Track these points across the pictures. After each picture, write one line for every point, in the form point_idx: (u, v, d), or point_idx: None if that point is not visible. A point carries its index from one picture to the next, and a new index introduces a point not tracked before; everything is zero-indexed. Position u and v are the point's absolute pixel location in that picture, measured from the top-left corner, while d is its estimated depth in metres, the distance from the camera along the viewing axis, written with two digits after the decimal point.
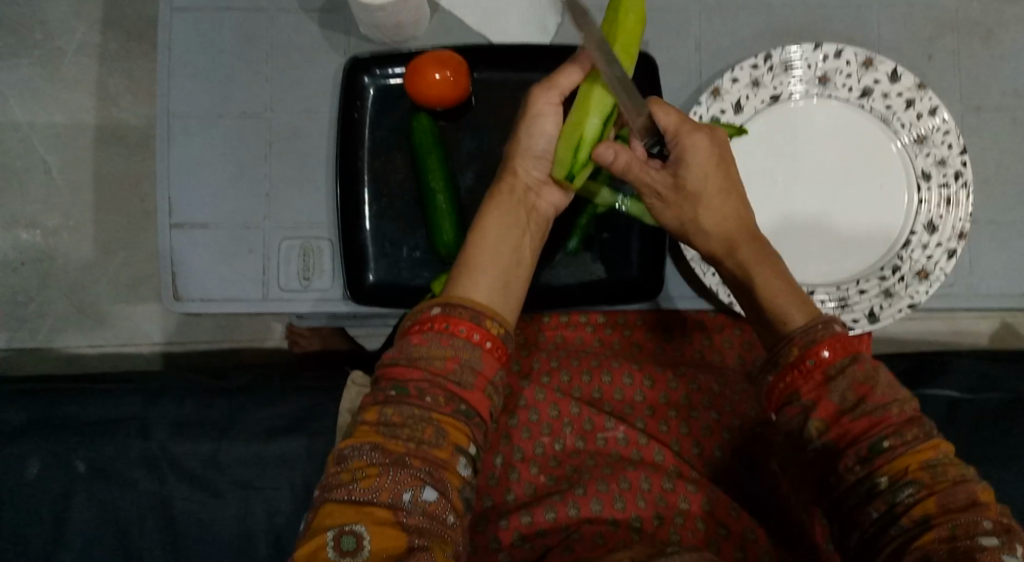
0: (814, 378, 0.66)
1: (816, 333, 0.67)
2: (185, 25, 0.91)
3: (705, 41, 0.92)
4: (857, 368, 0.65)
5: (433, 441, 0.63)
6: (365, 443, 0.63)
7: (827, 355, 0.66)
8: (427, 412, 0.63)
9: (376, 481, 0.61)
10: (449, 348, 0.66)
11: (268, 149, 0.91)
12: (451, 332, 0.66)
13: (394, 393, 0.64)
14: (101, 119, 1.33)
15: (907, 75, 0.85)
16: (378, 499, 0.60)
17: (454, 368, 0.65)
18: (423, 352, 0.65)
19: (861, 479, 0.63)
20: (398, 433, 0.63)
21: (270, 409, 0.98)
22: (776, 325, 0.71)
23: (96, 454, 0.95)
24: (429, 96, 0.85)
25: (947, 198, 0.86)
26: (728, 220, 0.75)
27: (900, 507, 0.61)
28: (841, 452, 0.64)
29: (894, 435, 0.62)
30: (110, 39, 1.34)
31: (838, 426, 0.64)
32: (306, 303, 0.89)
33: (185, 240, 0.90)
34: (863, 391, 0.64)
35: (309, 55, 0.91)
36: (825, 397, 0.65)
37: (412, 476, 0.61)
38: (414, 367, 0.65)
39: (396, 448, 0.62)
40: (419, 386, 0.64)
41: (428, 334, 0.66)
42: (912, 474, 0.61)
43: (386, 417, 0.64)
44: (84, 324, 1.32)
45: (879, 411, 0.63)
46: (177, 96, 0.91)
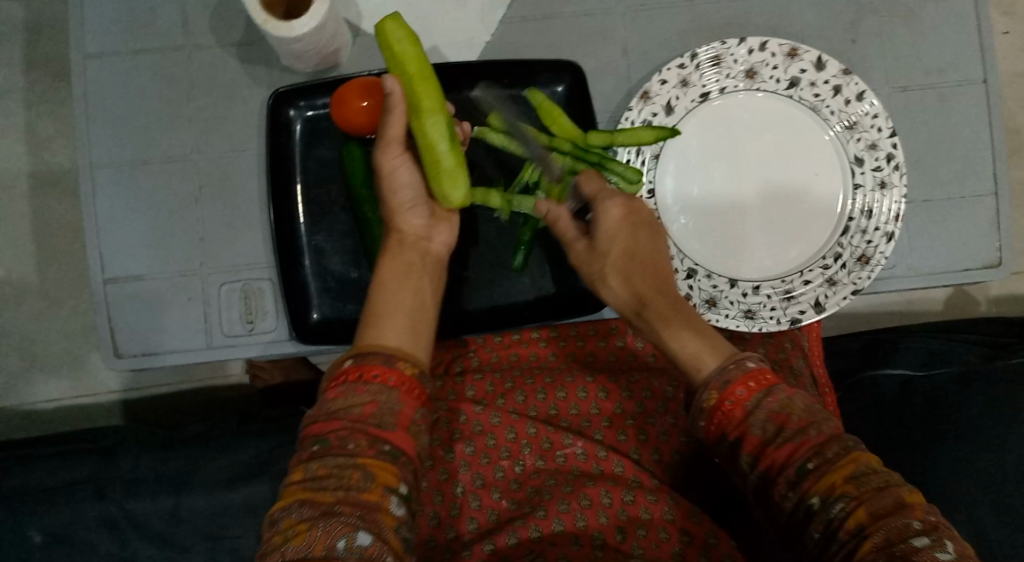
0: (735, 417, 0.67)
1: (730, 373, 0.68)
2: (100, 73, 0.88)
3: (632, 45, 0.91)
4: (772, 400, 0.66)
5: (361, 485, 0.61)
6: (293, 502, 0.61)
7: (743, 394, 0.67)
8: (351, 459, 0.62)
9: (307, 536, 0.59)
10: (364, 395, 0.65)
11: (198, 193, 0.88)
12: (365, 379, 0.66)
13: (318, 448, 0.63)
14: (34, 166, 1.29)
15: (832, 63, 0.86)
16: (312, 554, 0.59)
17: (373, 413, 0.64)
18: (341, 404, 0.65)
19: (796, 505, 0.63)
20: (324, 484, 0.61)
21: (228, 455, 0.95)
22: (691, 370, 0.72)
23: (52, 521, 0.92)
24: (356, 125, 0.83)
25: (881, 181, 0.86)
26: (631, 279, 0.77)
27: (835, 523, 0.60)
28: (773, 482, 0.64)
29: (816, 455, 0.63)
30: (35, 83, 1.29)
31: (765, 457, 0.65)
32: (251, 348, 0.87)
33: (119, 294, 0.87)
34: (781, 420, 0.65)
35: (231, 92, 0.89)
36: (748, 431, 0.66)
37: (344, 523, 0.60)
38: (333, 420, 0.64)
39: (324, 498, 0.61)
40: (339, 435, 0.63)
41: (343, 385, 0.65)
42: (840, 489, 0.61)
43: (310, 472, 0.62)
44: (34, 379, 1.28)
45: (798, 436, 0.64)
46: (98, 148, 0.88)
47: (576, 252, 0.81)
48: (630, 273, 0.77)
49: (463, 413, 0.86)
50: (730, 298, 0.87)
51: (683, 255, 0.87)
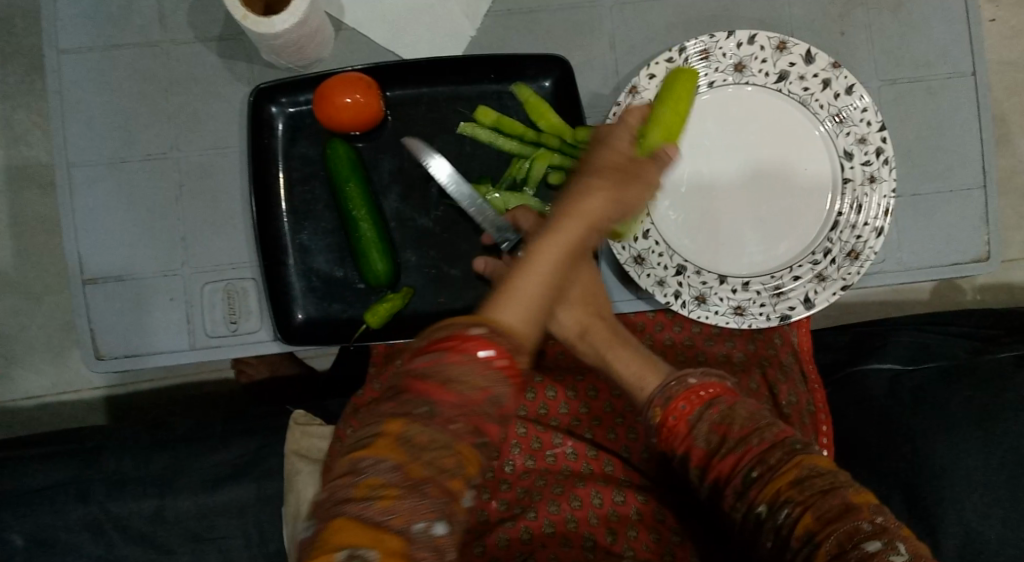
0: (679, 432, 0.70)
1: (672, 390, 0.72)
2: (76, 69, 0.86)
3: (619, 38, 0.90)
4: (713, 413, 0.69)
5: (451, 469, 0.53)
6: (385, 458, 0.52)
7: (684, 408, 0.70)
8: (451, 439, 0.53)
9: (394, 503, 0.51)
10: (486, 377, 0.55)
11: (178, 191, 0.86)
12: (488, 359, 0.56)
13: (422, 409, 0.53)
14: (11, 160, 1.26)
15: (820, 56, 0.85)
16: (390, 524, 0.51)
17: (483, 400, 0.55)
18: (456, 371, 0.55)
19: (745, 514, 0.64)
20: (420, 455, 0.52)
21: (213, 456, 0.94)
22: (635, 390, 0.76)
23: (35, 523, 0.91)
24: (340, 121, 0.82)
25: (870, 175, 0.86)
26: (575, 310, 0.78)
27: (783, 529, 0.61)
28: (723, 493, 0.66)
29: (759, 463, 0.64)
30: (10, 74, 1.26)
31: (711, 468, 0.67)
32: (235, 349, 0.86)
33: (99, 295, 0.86)
34: (723, 430, 0.67)
35: (210, 88, 0.87)
36: (693, 444, 0.69)
37: (428, 507, 0.51)
38: (447, 388, 0.54)
39: (416, 472, 0.52)
40: (449, 407, 0.54)
41: (465, 353, 0.55)
42: (784, 494, 0.62)
43: (409, 434, 0.52)
44: (15, 377, 1.26)
45: (740, 445, 0.66)
46: (75, 145, 0.86)
47: (507, 284, 0.80)
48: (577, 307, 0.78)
49: None
50: (719, 295, 0.86)
51: (673, 252, 0.87)
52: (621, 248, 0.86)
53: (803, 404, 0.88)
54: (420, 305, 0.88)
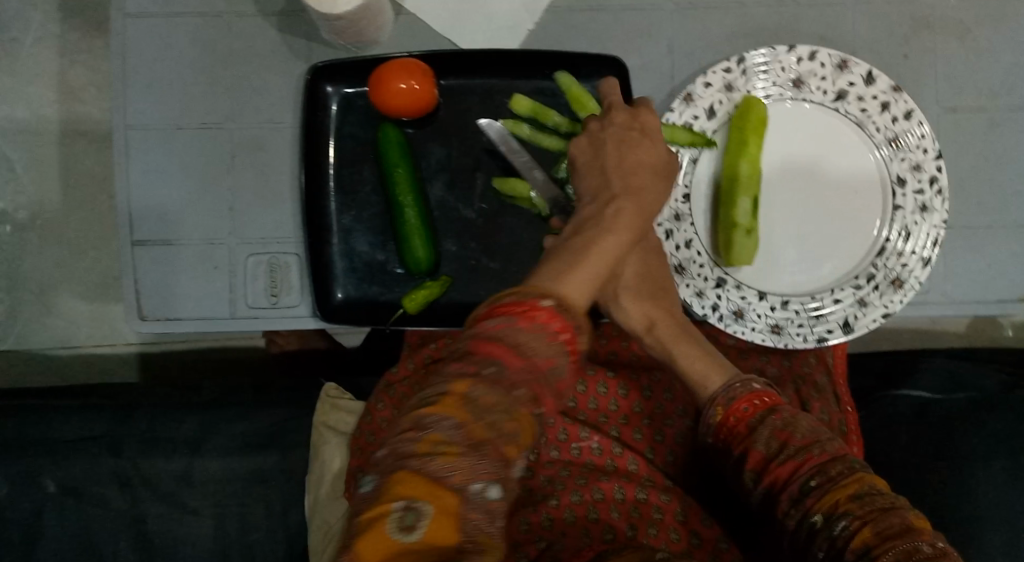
0: (740, 433, 0.69)
1: (735, 390, 0.71)
2: (141, 34, 0.88)
3: (678, 44, 0.89)
4: (776, 419, 0.68)
5: (512, 436, 0.54)
6: (448, 416, 0.52)
7: (746, 410, 0.70)
8: (515, 405, 0.55)
9: (457, 462, 0.51)
10: (550, 348, 0.58)
11: (230, 162, 0.88)
12: (552, 326, 0.59)
13: (491, 370, 0.55)
14: (64, 115, 1.29)
15: (882, 78, 0.84)
16: (451, 482, 0.51)
17: (551, 367, 0.58)
18: (527, 338, 0.57)
19: (800, 521, 0.63)
20: (485, 416, 0.53)
21: (242, 422, 0.96)
22: (698, 388, 0.75)
23: (67, 473, 0.94)
24: (393, 106, 0.83)
25: (922, 204, 0.85)
26: (644, 300, 0.77)
27: (840, 541, 0.60)
28: (777, 499, 0.65)
29: (819, 473, 0.63)
30: (70, 30, 1.28)
31: (768, 473, 0.66)
32: (274, 321, 0.87)
33: (148, 258, 0.87)
34: (785, 437, 0.66)
35: (268, 63, 0.88)
36: (752, 447, 0.67)
37: (488, 468, 0.52)
38: (514, 351, 0.56)
39: (479, 434, 0.52)
40: (517, 371, 0.56)
41: (537, 320, 0.58)
42: (843, 506, 0.61)
43: (476, 393, 0.53)
44: (54, 327, 1.29)
45: (801, 453, 0.65)
46: (135, 109, 0.88)
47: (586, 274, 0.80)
48: (642, 292, 0.77)
49: None
50: (757, 311, 0.86)
51: (713, 264, 0.87)
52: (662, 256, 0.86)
53: (835, 423, 0.87)
54: (457, 295, 0.89)
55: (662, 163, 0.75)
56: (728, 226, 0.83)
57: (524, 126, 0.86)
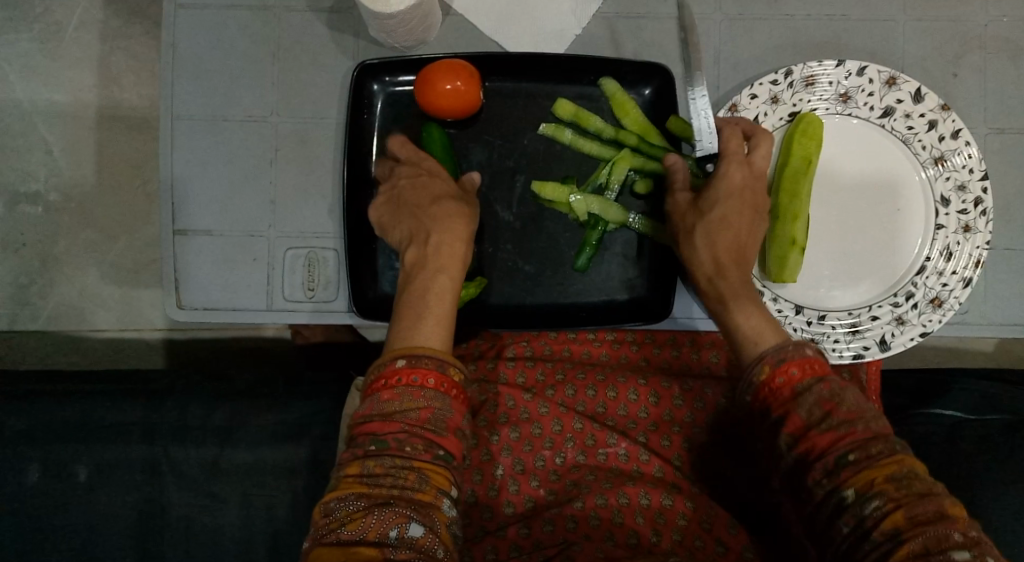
0: (783, 395, 0.68)
1: (787, 353, 0.69)
2: (192, 25, 0.89)
3: (724, 54, 0.89)
4: (823, 387, 0.66)
5: (416, 486, 0.63)
6: (349, 494, 0.63)
7: (796, 374, 0.68)
8: (407, 461, 0.64)
9: (363, 522, 0.62)
10: (420, 400, 0.66)
11: (273, 155, 0.89)
12: (419, 383, 0.66)
13: (374, 447, 0.64)
14: (103, 100, 1.30)
15: (930, 96, 0.83)
16: (365, 539, 0.61)
17: (428, 418, 0.65)
18: (395, 406, 0.66)
19: (829, 493, 0.63)
20: (380, 482, 0.63)
21: (272, 414, 0.97)
22: (747, 343, 0.72)
23: (98, 456, 0.95)
24: (438, 107, 0.83)
25: (965, 225, 0.84)
26: (730, 245, 0.76)
27: (869, 520, 0.61)
28: (809, 467, 0.64)
29: (859, 448, 0.63)
30: (113, 16, 1.30)
31: (806, 440, 0.65)
32: (311, 315, 0.88)
33: (189, 247, 0.88)
34: (830, 406, 0.65)
35: (316, 58, 0.89)
36: (793, 412, 0.66)
37: (398, 513, 0.62)
38: (391, 421, 0.65)
39: (379, 493, 0.63)
40: (397, 437, 0.64)
41: (398, 387, 0.66)
42: (878, 486, 0.61)
43: (367, 468, 0.64)
44: (85, 310, 1.30)
45: (844, 426, 0.64)
46: (182, 98, 0.89)
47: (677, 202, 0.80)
48: (732, 238, 0.76)
49: (511, 399, 0.88)
50: (793, 325, 0.85)
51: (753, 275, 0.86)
52: None
53: None
54: (492, 296, 0.89)
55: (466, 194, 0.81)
56: (777, 242, 0.83)
57: (566, 130, 0.87)
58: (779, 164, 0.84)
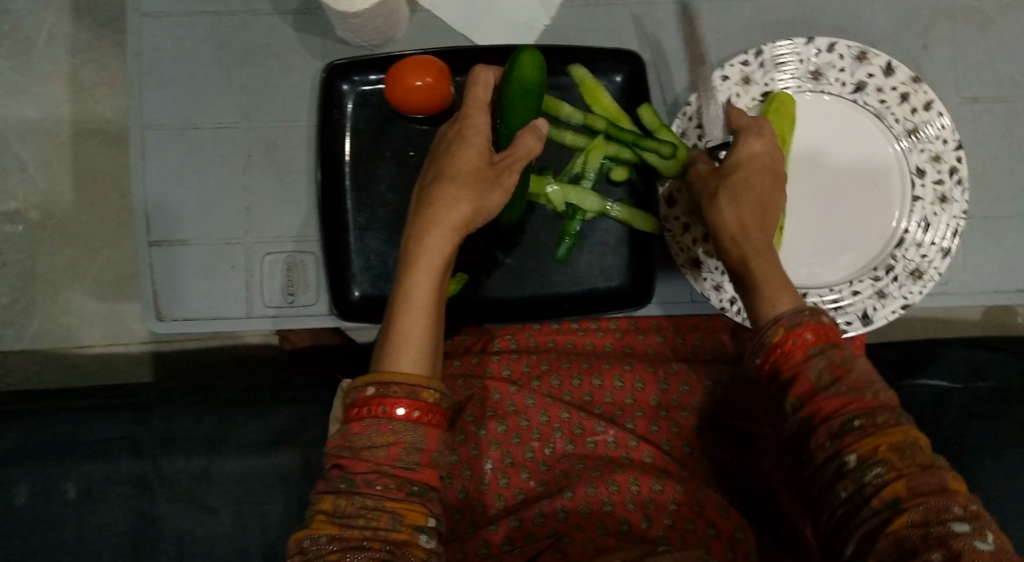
0: (793, 358, 0.66)
1: (801, 318, 0.67)
2: (157, 34, 0.88)
3: (695, 36, 0.89)
4: (836, 353, 0.65)
5: (389, 526, 0.62)
6: (322, 534, 0.62)
7: (808, 339, 0.66)
8: (380, 501, 0.63)
9: None
10: (390, 434, 0.64)
11: (247, 161, 0.88)
12: (388, 415, 0.64)
13: (345, 485, 0.63)
14: (76, 114, 1.28)
15: (901, 69, 0.83)
16: None
17: (399, 454, 0.63)
18: (365, 441, 0.64)
19: (830, 457, 0.62)
20: (353, 523, 0.62)
21: (262, 420, 0.96)
22: (761, 306, 0.70)
23: (87, 474, 0.94)
24: (410, 104, 0.82)
25: (941, 195, 0.84)
26: (746, 206, 0.73)
27: (869, 487, 0.60)
28: (813, 430, 0.63)
29: (865, 415, 0.62)
30: (82, 29, 1.28)
31: (813, 403, 0.64)
32: (292, 320, 0.88)
33: (165, 258, 0.88)
34: (839, 372, 0.64)
35: (285, 61, 0.88)
36: (803, 374, 0.65)
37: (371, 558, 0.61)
38: (360, 460, 0.63)
39: (353, 536, 0.62)
40: (366, 477, 0.63)
41: (366, 421, 0.64)
42: (881, 453, 0.60)
43: (339, 508, 0.62)
44: (70, 327, 1.29)
45: (852, 392, 0.63)
46: (151, 108, 0.88)
47: (699, 171, 0.78)
48: (746, 200, 0.74)
49: (497, 392, 0.88)
50: None
51: None
52: (680, 251, 0.85)
53: None
54: (475, 291, 0.89)
55: (490, 175, 0.75)
56: None
57: None
58: None
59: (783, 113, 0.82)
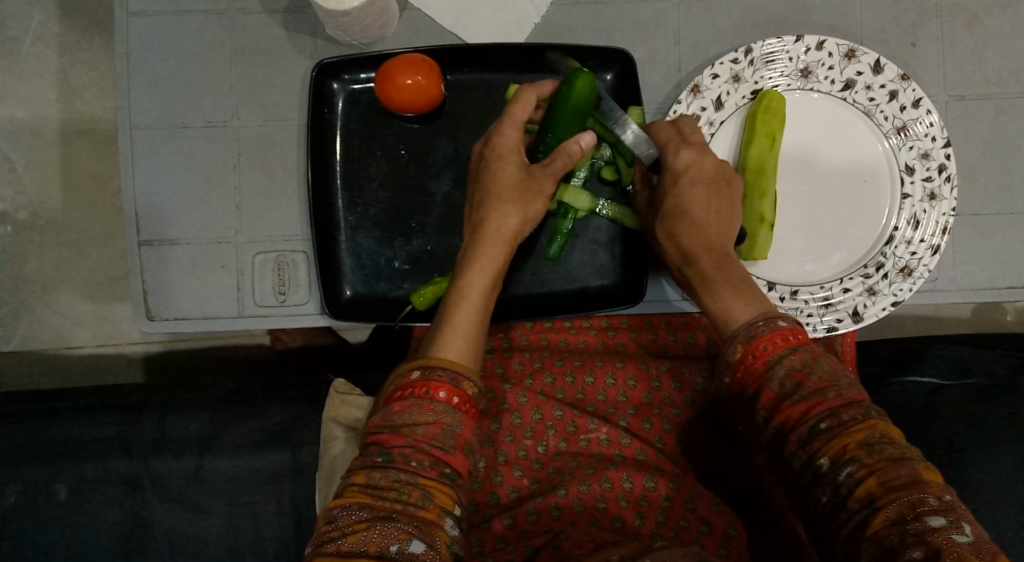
0: (756, 372, 0.68)
1: (757, 329, 0.69)
2: (146, 32, 0.87)
3: (685, 35, 0.89)
4: (794, 359, 0.67)
5: (419, 502, 0.63)
6: (354, 503, 0.63)
7: (767, 348, 0.68)
8: (413, 476, 0.63)
9: (364, 535, 0.61)
10: (430, 413, 0.66)
11: (237, 160, 0.88)
12: (430, 396, 0.66)
13: (381, 458, 0.64)
14: (65, 114, 1.28)
15: (889, 67, 0.83)
16: (366, 552, 0.60)
17: (436, 434, 0.65)
18: (406, 419, 0.65)
19: (805, 462, 0.64)
20: (385, 494, 0.63)
21: (253, 420, 0.96)
22: (720, 323, 0.73)
23: (78, 474, 0.94)
24: (401, 102, 0.82)
25: (930, 192, 0.84)
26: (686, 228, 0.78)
27: (844, 488, 0.61)
28: (786, 437, 0.65)
29: (830, 417, 0.63)
30: (69, 28, 1.27)
31: (781, 412, 0.66)
32: (282, 319, 0.87)
33: (155, 257, 0.87)
34: (801, 377, 0.66)
35: (274, 60, 0.88)
36: (765, 386, 0.67)
37: (400, 529, 0.61)
38: (399, 434, 0.65)
39: (384, 507, 0.62)
40: (403, 451, 0.64)
41: (408, 400, 0.66)
42: (850, 453, 0.61)
43: (373, 480, 0.64)
44: (59, 328, 1.29)
45: (816, 395, 0.64)
46: (140, 108, 0.88)
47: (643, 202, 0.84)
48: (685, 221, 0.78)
49: (491, 391, 0.88)
50: None
51: None
52: None
53: None
54: None
55: (533, 186, 0.78)
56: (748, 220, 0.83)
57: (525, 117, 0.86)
58: (744, 145, 0.84)
59: (774, 113, 0.83)
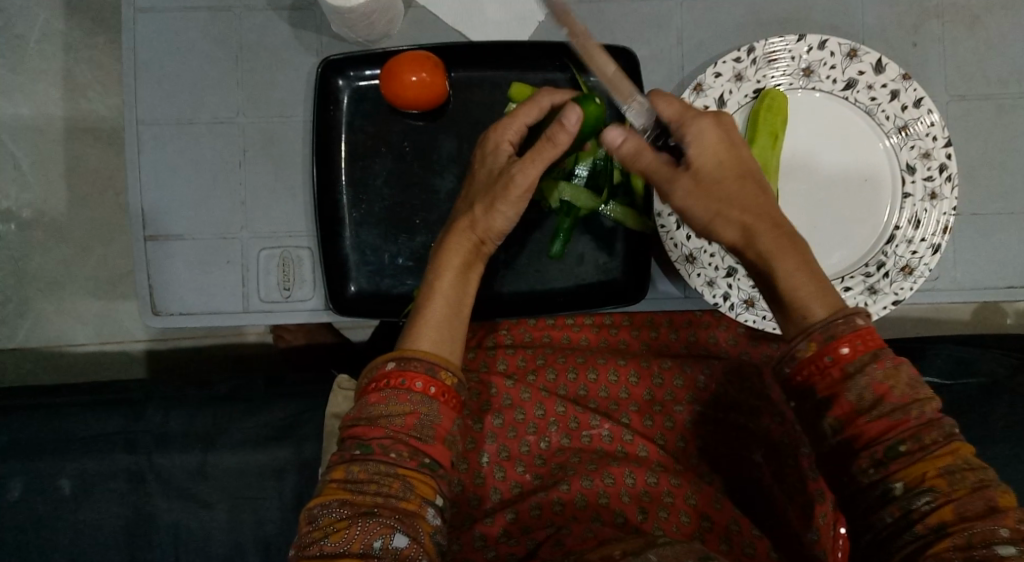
0: (832, 376, 0.65)
1: (837, 327, 0.65)
2: (152, 28, 0.88)
3: (687, 35, 0.90)
4: (877, 368, 0.64)
5: (399, 494, 0.63)
6: (333, 500, 0.64)
7: (846, 353, 0.65)
8: (393, 468, 0.64)
9: (346, 533, 0.62)
10: (406, 404, 0.66)
11: (242, 156, 0.88)
12: (406, 387, 0.67)
13: (359, 451, 0.65)
14: (69, 112, 1.28)
15: (891, 67, 0.84)
16: (349, 551, 0.61)
17: (414, 425, 0.65)
18: (383, 410, 0.66)
19: (875, 482, 0.63)
20: (365, 489, 0.63)
21: (256, 416, 0.96)
22: (796, 315, 0.68)
23: (82, 470, 0.94)
24: (406, 99, 0.83)
25: (932, 191, 0.85)
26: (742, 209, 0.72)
27: (915, 513, 0.61)
28: (856, 454, 0.64)
29: (911, 439, 0.62)
30: (75, 27, 1.28)
31: (854, 426, 0.64)
32: (286, 314, 0.88)
33: (161, 252, 0.88)
34: (883, 391, 0.63)
35: (280, 57, 0.88)
36: (842, 395, 0.64)
37: (382, 524, 0.62)
38: (377, 427, 0.65)
39: (364, 501, 0.63)
40: (382, 443, 0.65)
41: (384, 391, 0.66)
42: (929, 481, 0.61)
43: (352, 475, 0.64)
44: (63, 324, 1.29)
45: (897, 413, 0.63)
46: (146, 103, 0.88)
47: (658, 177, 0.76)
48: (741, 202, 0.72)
49: (493, 387, 0.88)
50: None
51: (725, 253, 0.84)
52: (674, 246, 0.83)
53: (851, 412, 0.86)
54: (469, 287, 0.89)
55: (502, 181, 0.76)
56: None
57: None
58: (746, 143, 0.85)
59: (778, 112, 0.83)
